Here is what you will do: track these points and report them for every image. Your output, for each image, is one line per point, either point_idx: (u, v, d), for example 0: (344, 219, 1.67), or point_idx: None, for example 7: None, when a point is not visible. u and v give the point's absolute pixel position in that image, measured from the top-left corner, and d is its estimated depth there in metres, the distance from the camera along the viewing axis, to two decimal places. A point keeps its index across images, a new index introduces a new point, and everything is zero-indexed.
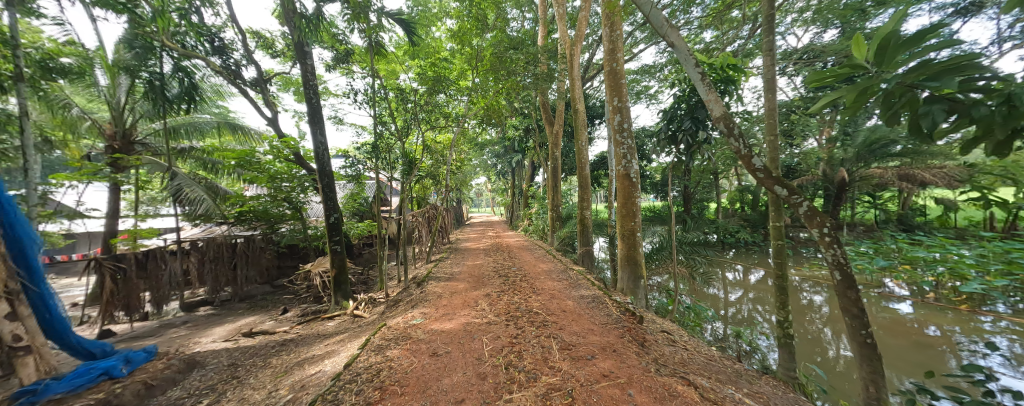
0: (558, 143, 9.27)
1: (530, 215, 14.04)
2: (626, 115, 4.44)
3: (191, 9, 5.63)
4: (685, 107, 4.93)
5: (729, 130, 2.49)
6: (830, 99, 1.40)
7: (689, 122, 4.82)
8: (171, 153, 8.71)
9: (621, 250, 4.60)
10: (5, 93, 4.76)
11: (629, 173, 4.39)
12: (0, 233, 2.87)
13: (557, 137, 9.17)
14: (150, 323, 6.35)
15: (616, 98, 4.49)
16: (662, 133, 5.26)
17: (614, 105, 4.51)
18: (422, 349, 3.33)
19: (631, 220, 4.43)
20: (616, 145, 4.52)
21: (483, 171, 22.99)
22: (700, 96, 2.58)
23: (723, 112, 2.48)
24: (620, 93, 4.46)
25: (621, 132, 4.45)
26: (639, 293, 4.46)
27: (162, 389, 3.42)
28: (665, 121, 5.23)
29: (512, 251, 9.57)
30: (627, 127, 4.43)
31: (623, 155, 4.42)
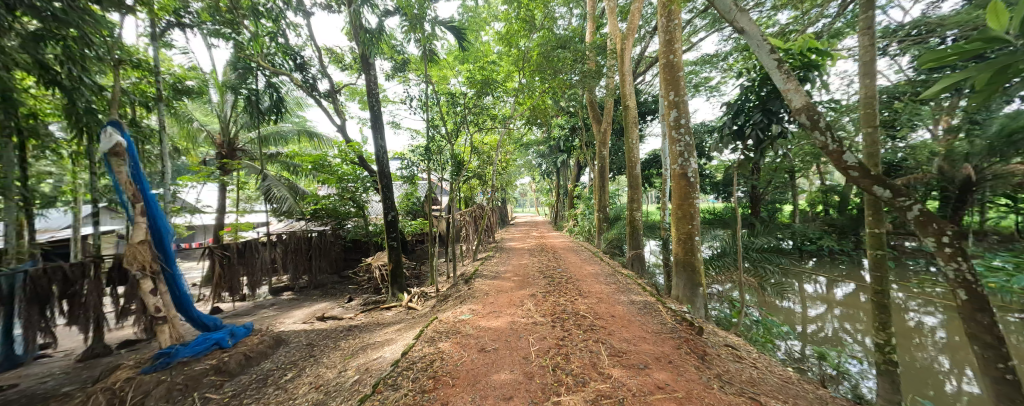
0: (606, 141, 9.03)
1: (576, 215, 13.84)
2: (684, 109, 4.19)
3: (279, 32, 6.57)
4: (754, 99, 4.51)
5: (814, 123, 2.28)
6: (952, 82, 1.09)
7: (760, 114, 4.38)
8: (264, 158, 10.16)
9: (677, 255, 4.35)
10: (150, 111, 5.98)
11: (686, 172, 4.14)
12: (147, 224, 3.63)
13: (605, 135, 8.94)
14: (247, 303, 7.48)
15: (672, 92, 4.25)
16: (727, 128, 4.88)
17: (669, 99, 4.27)
18: (470, 344, 3.52)
19: (689, 223, 4.17)
20: (671, 143, 4.29)
21: (528, 171, 23.21)
22: (776, 86, 2.41)
23: (806, 103, 2.28)
24: (677, 87, 4.21)
25: (678, 129, 4.20)
26: (698, 302, 4.19)
27: (258, 361, 4.04)
28: (731, 115, 4.81)
29: (557, 252, 9.52)
30: (684, 122, 4.18)
31: (679, 153, 4.19)
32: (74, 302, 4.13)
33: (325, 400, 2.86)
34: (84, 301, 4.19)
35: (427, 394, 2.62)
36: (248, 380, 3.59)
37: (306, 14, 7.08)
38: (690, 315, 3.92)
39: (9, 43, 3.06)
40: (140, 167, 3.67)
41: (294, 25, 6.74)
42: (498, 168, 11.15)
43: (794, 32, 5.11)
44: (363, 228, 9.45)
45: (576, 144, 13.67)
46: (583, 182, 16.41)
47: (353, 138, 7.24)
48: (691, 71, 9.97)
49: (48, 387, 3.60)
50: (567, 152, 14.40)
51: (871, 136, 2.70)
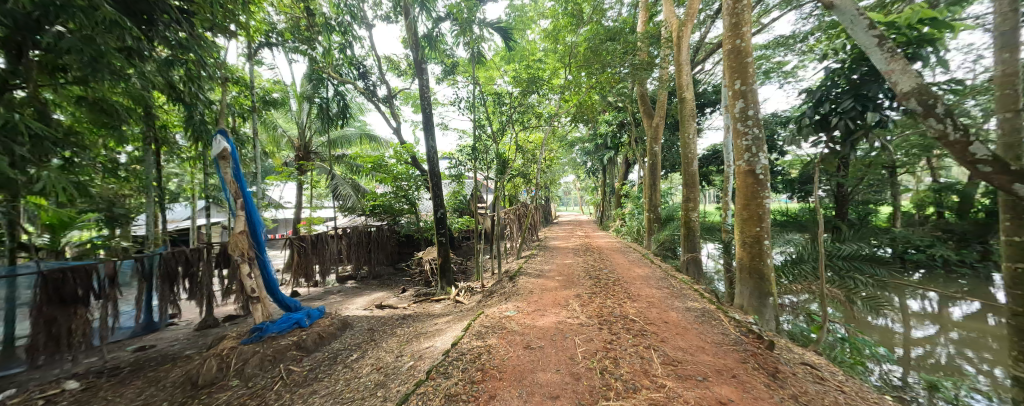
0: (659, 136, 8.53)
1: (625, 215, 13.29)
2: (751, 99, 3.81)
3: (346, 45, 7.25)
4: (843, 85, 4.04)
5: (929, 109, 2.08)
6: None
7: (852, 100, 3.88)
8: (332, 159, 11.29)
9: (743, 260, 3.99)
10: (246, 120, 6.96)
11: (755, 169, 3.77)
12: (245, 217, 4.25)
13: (658, 129, 8.44)
14: (318, 290, 8.36)
15: (738, 81, 3.89)
16: (806, 119, 4.27)
17: (734, 89, 3.92)
18: (516, 340, 3.59)
19: (757, 226, 3.79)
20: (736, 137, 3.94)
21: (573, 170, 22.81)
22: (877, 67, 2.25)
23: (918, 85, 2.08)
24: (744, 74, 3.85)
25: (744, 121, 3.84)
26: (767, 313, 3.79)
27: (329, 341, 4.53)
28: (812, 103, 4.26)
29: (603, 253, 9.26)
30: (751, 114, 3.81)
31: (746, 147, 3.82)
32: (192, 281, 4.99)
33: (384, 381, 3.12)
34: (199, 281, 5.05)
35: (476, 385, 2.74)
36: (322, 357, 4.05)
37: (368, 26, 7.73)
38: (758, 327, 3.56)
39: (150, 69, 3.79)
40: (240, 167, 4.30)
41: (358, 38, 7.39)
42: (541, 166, 11.13)
43: (897, 3, 4.35)
44: (414, 224, 10.05)
45: (626, 141, 13.11)
46: (632, 181, 15.68)
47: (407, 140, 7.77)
48: (760, 56, 9.00)
49: (176, 349, 4.40)
50: (615, 149, 13.88)
51: (1011, 122, 2.24)
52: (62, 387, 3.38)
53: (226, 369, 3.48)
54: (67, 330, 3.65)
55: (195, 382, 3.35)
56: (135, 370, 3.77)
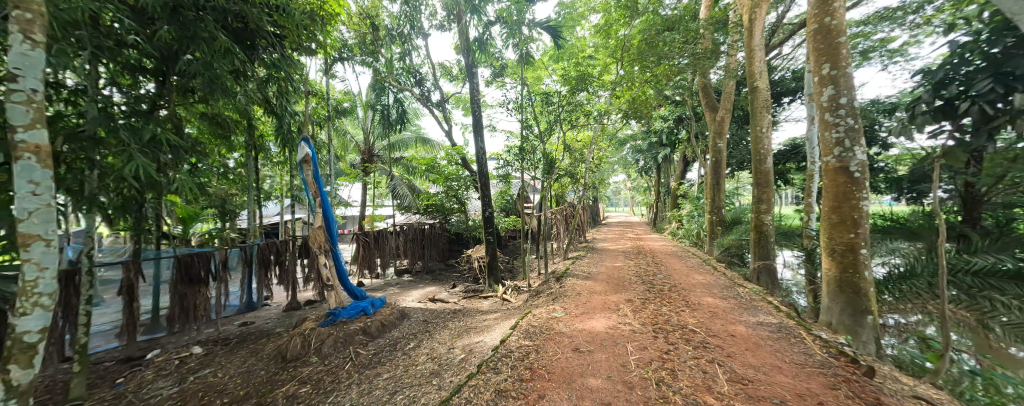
0: (725, 131, 7.87)
1: (682, 217, 12.45)
2: (843, 85, 3.38)
3: (405, 55, 7.80)
4: (976, 61, 3.54)
5: None
6: None
7: (992, 81, 3.37)
8: (392, 161, 12.23)
9: (830, 268, 3.53)
10: (322, 128, 7.84)
11: (848, 166, 3.31)
12: (320, 213, 4.75)
13: (723, 124, 7.78)
14: (379, 282, 9.10)
15: (826, 65, 3.47)
16: (925, 106, 3.81)
17: (821, 74, 3.51)
18: (565, 342, 3.60)
19: (851, 231, 3.30)
20: (823, 128, 3.53)
21: (623, 169, 21.96)
22: None
23: None
24: (834, 57, 3.43)
25: (834, 111, 3.43)
26: (862, 333, 3.27)
27: (390, 328, 4.92)
28: (933, 86, 3.78)
29: (656, 256, 8.81)
30: (844, 101, 3.38)
31: (836, 141, 3.39)
32: (281, 269, 5.75)
33: (438, 370, 3.31)
34: (287, 269, 5.81)
35: (525, 383, 2.81)
36: (384, 343, 4.42)
37: (425, 35, 8.24)
38: (852, 348, 3.08)
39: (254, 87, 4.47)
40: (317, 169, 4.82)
41: (415, 47, 7.91)
42: (591, 166, 10.89)
43: None
44: (464, 223, 10.47)
45: (684, 138, 12.27)
46: (690, 180, 14.62)
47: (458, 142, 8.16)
48: (854, 34, 7.82)
49: (270, 327, 5.12)
50: (671, 147, 13.08)
51: None
52: (188, 351, 4.10)
53: (308, 347, 3.98)
54: (192, 305, 4.43)
55: (285, 356, 3.88)
56: (240, 342, 4.47)
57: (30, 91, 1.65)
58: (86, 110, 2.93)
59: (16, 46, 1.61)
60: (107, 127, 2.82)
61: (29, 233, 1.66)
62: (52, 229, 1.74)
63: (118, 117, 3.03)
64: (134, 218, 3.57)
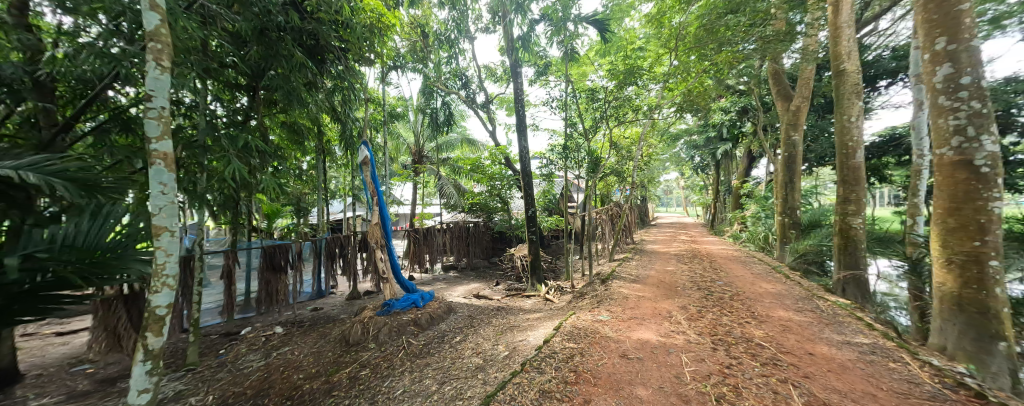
0: (802, 122, 7.03)
1: (746, 218, 11.37)
2: (965, 62, 2.85)
3: (453, 59, 8.09)
4: None
5: None
6: None
7: None
8: (439, 162, 12.77)
9: (943, 281, 2.99)
10: (378, 130, 8.41)
11: (972, 159, 2.78)
12: (376, 211, 5.08)
13: (800, 114, 6.96)
14: (427, 277, 9.57)
15: (942, 39, 2.95)
16: None
17: (934, 49, 3.00)
18: (611, 347, 3.50)
19: (974, 240, 2.76)
20: (936, 115, 3.03)
21: (676, 167, 20.66)
22: None
23: None
24: (953, 28, 2.90)
25: (952, 94, 2.91)
26: (991, 362, 2.68)
27: (439, 321, 5.15)
28: None
29: (713, 261, 8.18)
30: (966, 81, 2.85)
31: (958, 130, 2.86)
32: (345, 261, 6.31)
33: (483, 365, 3.40)
34: (349, 261, 6.35)
35: (570, 386, 2.78)
36: (434, 334, 4.64)
37: (471, 38, 8.47)
38: (976, 380, 2.56)
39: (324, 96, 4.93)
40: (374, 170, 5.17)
41: (461, 50, 8.18)
42: (641, 163, 10.39)
43: None
44: (507, 222, 10.63)
45: (749, 131, 11.20)
46: (755, 178, 13.31)
47: (501, 142, 8.30)
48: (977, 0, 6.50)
49: (335, 312, 5.65)
50: (733, 141, 12.02)
51: None
52: (272, 330, 4.67)
53: (367, 334, 4.31)
54: (275, 290, 5.09)
55: (348, 340, 4.23)
56: (312, 325, 4.99)
57: (161, 109, 1.98)
58: (196, 122, 3.46)
59: (151, 71, 1.94)
60: (211, 136, 3.30)
61: (160, 225, 1.97)
62: (175, 222, 2.03)
63: (219, 127, 3.53)
64: (231, 214, 4.14)
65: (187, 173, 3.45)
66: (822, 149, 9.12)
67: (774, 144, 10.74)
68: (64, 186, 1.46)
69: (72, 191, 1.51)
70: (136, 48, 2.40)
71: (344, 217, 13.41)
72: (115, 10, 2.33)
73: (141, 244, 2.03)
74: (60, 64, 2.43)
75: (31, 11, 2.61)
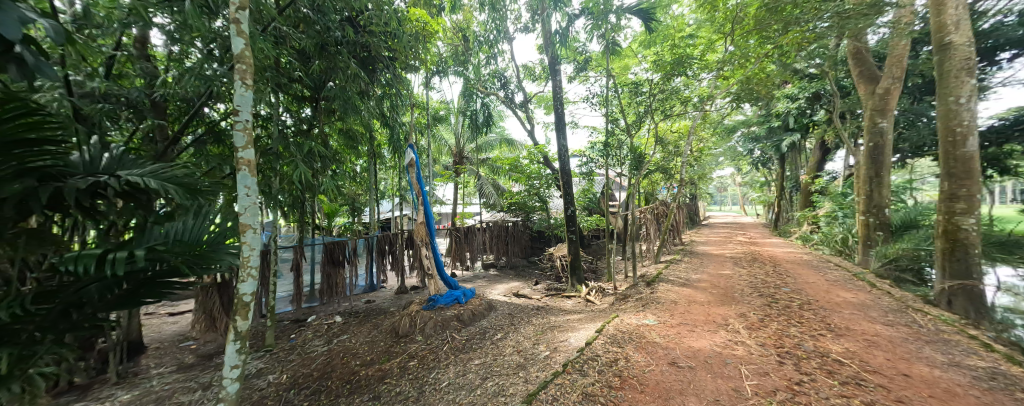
0: (893, 107, 6.16)
1: (818, 218, 10.19)
2: None
3: (491, 60, 8.21)
4: None
5: None
6: None
7: None
8: (479, 162, 13.05)
9: None
10: (422, 133, 8.78)
11: None
12: (421, 211, 5.30)
13: (890, 98, 6.09)
14: (468, 275, 9.82)
15: None
16: None
17: None
18: (659, 354, 3.35)
19: None
20: None
21: (732, 162, 19.08)
22: None
23: None
24: None
25: None
26: None
27: (482, 318, 5.26)
28: None
29: (775, 265, 7.45)
30: None
31: None
32: (394, 257, 6.64)
33: (524, 364, 3.41)
34: (398, 257, 6.74)
35: (615, 391, 2.70)
36: (477, 330, 4.76)
37: (510, 39, 8.53)
38: None
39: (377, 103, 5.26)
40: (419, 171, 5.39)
41: (501, 50, 8.25)
42: (692, 158, 9.73)
43: None
44: (546, 221, 10.59)
45: (823, 119, 10.00)
46: (829, 173, 11.87)
47: (539, 141, 8.27)
48: None
49: (386, 305, 6.02)
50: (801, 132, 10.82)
51: None
52: (332, 319, 5.10)
53: (415, 326, 4.53)
54: (335, 282, 5.53)
55: (398, 332, 4.48)
56: (367, 316, 5.36)
57: (246, 121, 2.25)
58: (271, 131, 3.88)
59: (238, 89, 2.21)
60: (282, 144, 3.68)
61: (246, 223, 2.23)
62: (257, 221, 2.28)
63: (289, 135, 3.92)
64: (299, 213, 4.58)
65: (264, 177, 3.87)
66: (921, 136, 7.91)
67: (854, 133, 9.50)
68: (177, 190, 1.72)
69: (182, 195, 1.77)
70: (225, 69, 2.75)
71: (392, 216, 14.19)
72: (210, 38, 2.73)
73: (232, 240, 2.31)
74: (169, 86, 2.86)
75: (147, 43, 3.11)
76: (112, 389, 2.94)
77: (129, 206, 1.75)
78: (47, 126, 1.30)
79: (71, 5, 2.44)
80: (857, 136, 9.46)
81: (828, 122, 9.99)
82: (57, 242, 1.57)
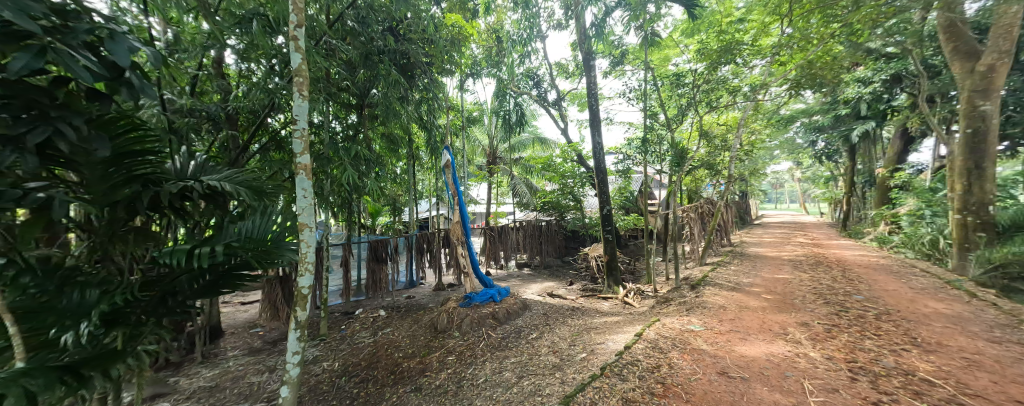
0: (999, 86, 5.35)
1: (898, 217, 9.00)
2: None
3: (524, 59, 8.21)
4: None
5: None
6: None
7: None
8: (512, 162, 13.14)
9: None
10: (457, 134, 9.01)
11: None
12: (458, 211, 5.41)
13: (995, 75, 5.30)
14: (503, 273, 9.93)
15: None
16: None
17: None
18: (706, 361, 3.17)
19: None
20: None
21: (788, 156, 17.47)
22: None
23: None
24: None
25: None
26: None
27: (518, 317, 5.30)
28: None
29: (840, 270, 6.74)
30: None
31: None
32: (431, 255, 6.87)
33: (560, 365, 3.40)
34: (436, 255, 6.96)
35: (659, 398, 2.60)
36: (512, 329, 4.81)
37: (542, 37, 8.49)
38: None
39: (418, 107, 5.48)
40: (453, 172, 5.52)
41: (534, 49, 8.23)
42: (742, 153, 9.04)
43: None
44: (580, 220, 10.42)
45: (904, 104, 8.85)
46: (913, 165, 10.49)
47: (573, 138, 8.16)
48: None
49: (425, 301, 6.26)
50: (879, 119, 9.78)
51: None
52: (377, 313, 5.41)
53: (452, 322, 4.67)
54: (379, 278, 5.81)
55: (436, 327, 4.64)
56: (408, 310, 5.62)
57: (303, 129, 2.45)
58: (323, 138, 4.19)
59: (297, 100, 2.42)
60: (333, 149, 3.97)
61: (304, 223, 2.43)
62: (314, 220, 2.47)
63: (338, 141, 4.21)
64: (348, 213, 4.89)
65: (318, 180, 4.19)
66: None
67: (946, 119, 8.31)
68: (247, 192, 1.92)
69: (252, 197, 1.97)
70: (285, 82, 3.01)
71: (430, 215, 14.68)
72: (272, 54, 3.01)
73: (292, 237, 2.53)
74: (240, 100, 3.20)
75: (222, 63, 3.48)
76: (198, 367, 3.38)
77: (210, 206, 2.00)
78: (148, 139, 1.53)
79: (164, 33, 2.81)
80: (950, 122, 8.26)
81: (909, 108, 8.81)
82: (157, 239, 1.83)
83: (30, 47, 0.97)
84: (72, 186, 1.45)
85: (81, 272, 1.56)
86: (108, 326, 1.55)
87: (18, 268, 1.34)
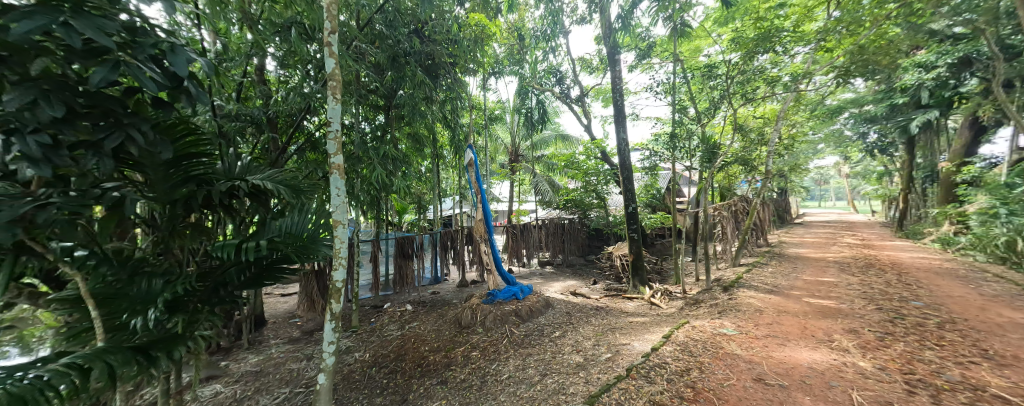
0: None
1: (966, 217, 8.14)
2: None
3: (548, 55, 8.14)
4: None
5: None
6: None
7: None
8: (535, 159, 13.07)
9: None
10: (481, 131, 9.08)
11: None
12: (480, 209, 5.44)
13: None
14: (525, 271, 9.93)
15: None
16: None
17: None
18: (739, 367, 3.05)
19: None
20: None
21: (833, 150, 16.25)
22: None
23: None
24: None
25: None
26: None
27: (541, 315, 5.30)
28: None
29: (893, 273, 6.22)
30: None
31: None
32: (455, 252, 6.99)
33: (584, 364, 3.38)
34: (459, 253, 7.08)
35: (689, 403, 2.53)
36: (535, 326, 4.82)
37: (566, 32, 8.40)
38: None
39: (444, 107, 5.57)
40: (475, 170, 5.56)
41: (557, 44, 8.15)
42: (781, 147, 8.50)
43: None
44: (604, 218, 10.22)
45: (973, 91, 7.99)
46: (990, 156, 9.41)
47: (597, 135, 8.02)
48: None
49: (449, 296, 6.40)
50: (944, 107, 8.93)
51: None
52: (404, 307, 5.59)
53: (476, 318, 4.74)
54: (405, 274, 6.00)
55: (460, 322, 4.74)
56: (433, 306, 5.76)
57: (336, 131, 2.57)
58: (353, 139, 4.37)
59: (330, 103, 2.53)
60: (362, 149, 4.13)
61: (337, 220, 2.54)
62: (346, 217, 2.58)
63: (367, 142, 4.37)
64: (376, 211, 5.07)
65: (349, 180, 4.38)
66: None
67: None
68: (287, 191, 2.04)
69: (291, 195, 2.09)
70: (319, 86, 3.17)
71: (453, 213, 14.91)
72: (308, 61, 3.19)
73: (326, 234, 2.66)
74: (279, 105, 3.40)
75: (263, 70, 3.70)
76: (245, 353, 3.64)
77: (254, 205, 2.14)
78: (201, 143, 1.68)
79: (213, 44, 3.03)
80: None
81: (979, 94, 7.95)
82: (209, 234, 1.98)
83: (107, 62, 1.08)
84: (139, 186, 1.61)
85: (148, 263, 1.73)
86: (171, 313, 1.71)
87: (98, 259, 1.50)
